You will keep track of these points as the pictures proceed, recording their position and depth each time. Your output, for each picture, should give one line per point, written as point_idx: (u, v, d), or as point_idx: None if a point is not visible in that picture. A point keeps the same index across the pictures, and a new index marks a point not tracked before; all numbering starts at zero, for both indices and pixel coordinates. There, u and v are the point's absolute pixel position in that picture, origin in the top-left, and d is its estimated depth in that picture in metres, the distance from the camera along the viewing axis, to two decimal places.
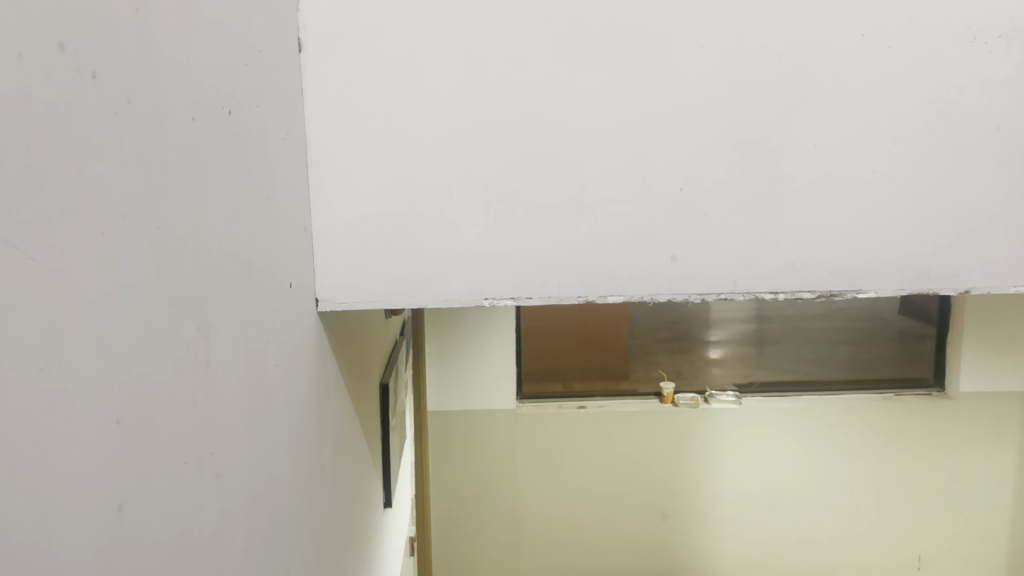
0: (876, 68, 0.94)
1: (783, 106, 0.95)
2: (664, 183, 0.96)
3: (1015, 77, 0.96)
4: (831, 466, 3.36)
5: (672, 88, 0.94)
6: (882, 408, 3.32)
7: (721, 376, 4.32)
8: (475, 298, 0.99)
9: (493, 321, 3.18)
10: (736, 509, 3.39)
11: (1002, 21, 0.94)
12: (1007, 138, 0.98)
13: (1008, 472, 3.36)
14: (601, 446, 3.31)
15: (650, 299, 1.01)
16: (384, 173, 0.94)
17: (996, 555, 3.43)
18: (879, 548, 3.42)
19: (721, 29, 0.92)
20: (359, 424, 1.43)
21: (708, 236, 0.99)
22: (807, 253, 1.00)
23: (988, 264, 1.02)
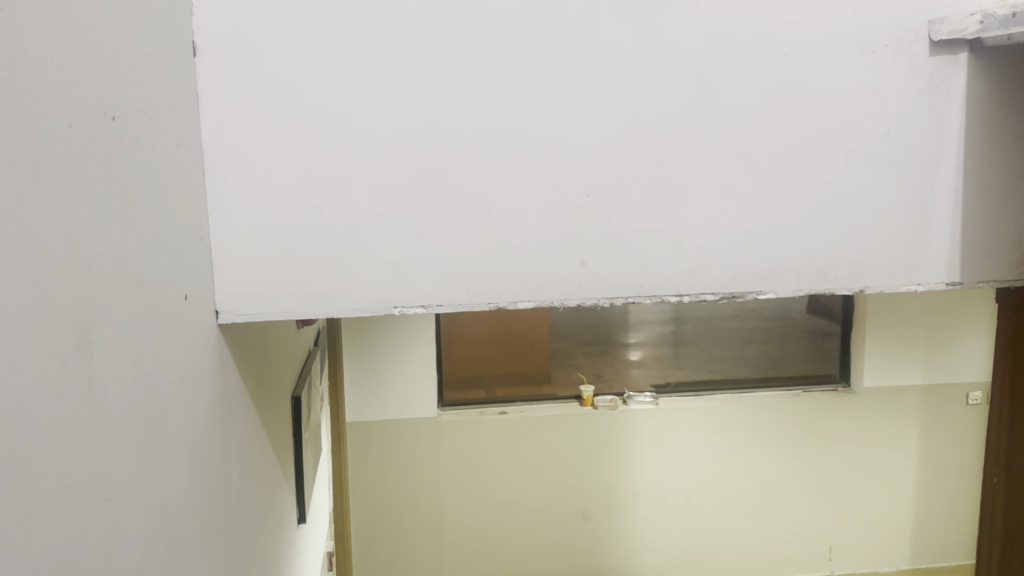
0: (774, 76, 0.97)
1: (687, 114, 0.97)
2: (570, 188, 0.97)
3: (902, 85, 1.00)
4: (746, 463, 3.44)
5: (580, 94, 0.94)
6: (793, 403, 3.42)
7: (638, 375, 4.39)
8: (385, 307, 0.97)
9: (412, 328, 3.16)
10: (656, 509, 3.43)
11: (889, 32, 0.99)
12: (896, 143, 1.02)
13: (911, 464, 3.51)
14: (523, 451, 3.30)
15: (559, 304, 1.00)
16: (286, 180, 0.91)
17: (900, 541, 3.59)
18: (793, 540, 3.53)
19: (624, 37, 0.94)
20: (268, 438, 1.38)
21: (615, 241, 0.99)
22: (710, 257, 1.02)
23: (882, 265, 1.06)
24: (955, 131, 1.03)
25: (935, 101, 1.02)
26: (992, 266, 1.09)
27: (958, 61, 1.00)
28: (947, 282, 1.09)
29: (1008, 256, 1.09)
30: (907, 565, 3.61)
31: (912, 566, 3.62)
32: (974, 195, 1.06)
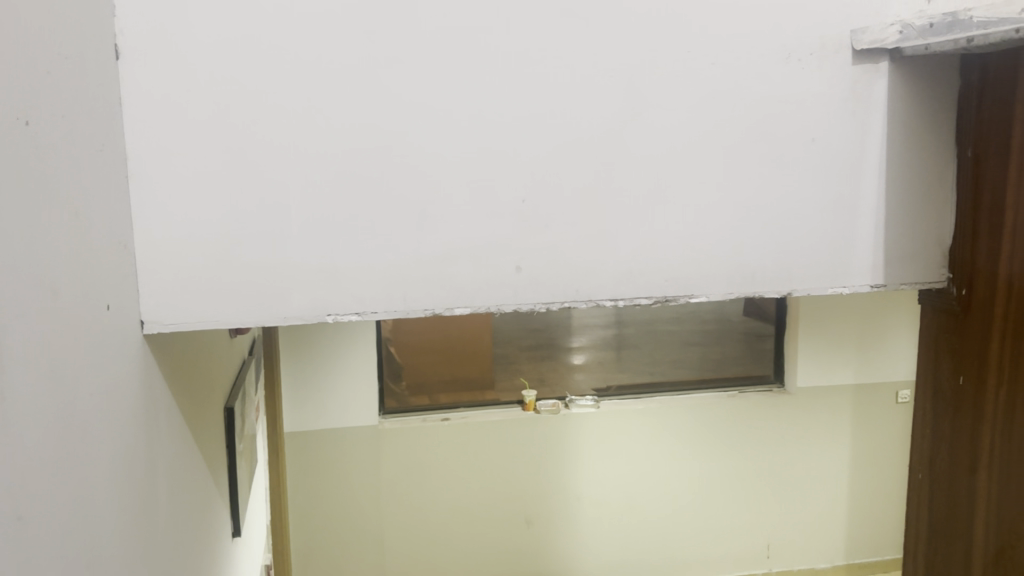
0: (704, 84, 0.99)
1: (621, 121, 0.98)
2: (505, 193, 0.97)
3: (827, 92, 1.03)
4: (686, 464, 3.48)
5: (513, 101, 0.94)
6: (730, 404, 3.48)
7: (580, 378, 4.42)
8: (318, 315, 0.95)
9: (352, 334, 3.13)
10: (598, 512, 3.45)
11: (813, 40, 1.02)
12: (821, 150, 1.05)
13: (843, 462, 3.60)
14: (465, 456, 3.29)
15: (496, 310, 1.00)
16: (215, 186, 0.89)
17: (835, 538, 3.68)
18: (731, 538, 3.58)
19: (557, 43, 0.94)
20: (200, 451, 1.35)
21: (552, 246, 0.99)
22: (644, 263, 1.03)
23: (809, 269, 1.08)
24: (878, 137, 1.07)
25: (858, 109, 1.05)
26: (915, 269, 1.13)
27: (879, 70, 1.04)
28: (871, 284, 1.12)
29: (928, 258, 1.13)
30: (841, 561, 3.70)
31: (845, 562, 3.71)
32: (897, 200, 1.10)
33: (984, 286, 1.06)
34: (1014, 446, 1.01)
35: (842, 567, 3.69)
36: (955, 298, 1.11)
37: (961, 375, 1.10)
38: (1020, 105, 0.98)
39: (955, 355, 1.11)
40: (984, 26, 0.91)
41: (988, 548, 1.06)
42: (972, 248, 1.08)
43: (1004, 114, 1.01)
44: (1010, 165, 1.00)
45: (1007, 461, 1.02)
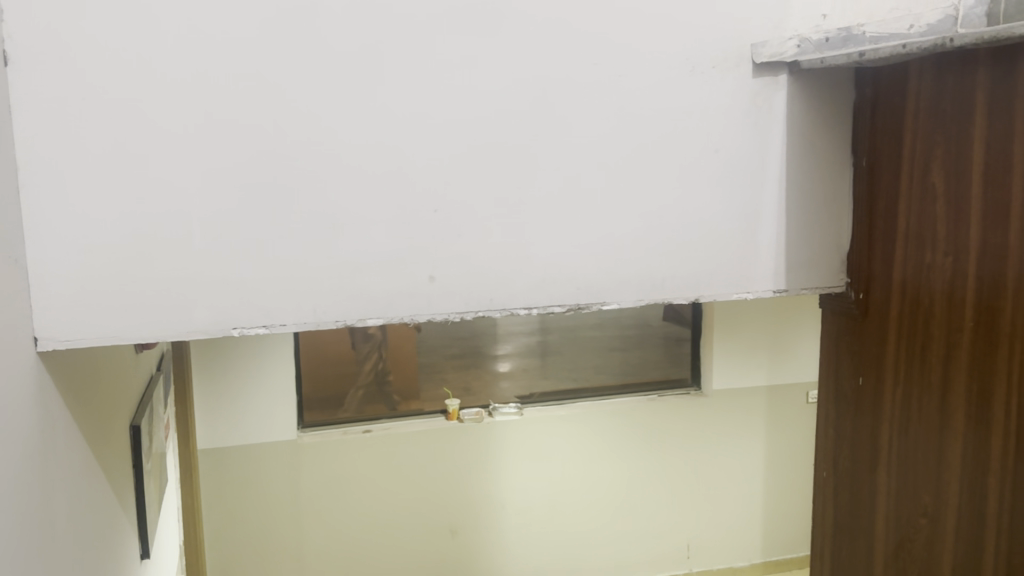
0: (611, 96, 1.01)
1: (531, 131, 0.98)
2: (417, 203, 0.96)
3: (728, 103, 1.06)
4: (608, 469, 3.52)
5: (424, 111, 0.94)
6: (649, 408, 3.53)
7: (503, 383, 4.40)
8: (223, 329, 0.92)
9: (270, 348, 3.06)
10: (521, 520, 3.45)
11: (714, 53, 1.05)
12: (723, 159, 1.08)
13: (757, 462, 3.70)
14: (386, 468, 3.24)
15: (409, 321, 0.99)
16: (115, 197, 0.86)
17: (752, 536, 3.77)
18: (653, 541, 3.63)
19: (468, 53, 0.95)
20: (104, 472, 1.29)
21: (465, 255, 0.99)
22: (557, 271, 1.04)
23: (715, 276, 1.11)
24: (778, 148, 1.11)
25: (759, 120, 1.09)
26: (818, 274, 1.17)
27: (777, 83, 1.08)
28: (775, 289, 1.16)
29: (829, 263, 1.17)
30: (758, 558, 3.80)
31: (763, 560, 3.81)
32: (797, 208, 1.14)
33: (879, 290, 1.11)
34: (910, 443, 1.05)
35: (760, 565, 3.79)
36: (853, 301, 1.16)
37: (861, 375, 1.15)
38: (910, 116, 1.03)
39: (856, 357, 1.15)
40: (875, 41, 0.95)
41: (889, 542, 1.10)
42: (868, 253, 1.13)
43: (895, 125, 1.06)
44: (902, 174, 1.05)
45: (903, 457, 1.07)
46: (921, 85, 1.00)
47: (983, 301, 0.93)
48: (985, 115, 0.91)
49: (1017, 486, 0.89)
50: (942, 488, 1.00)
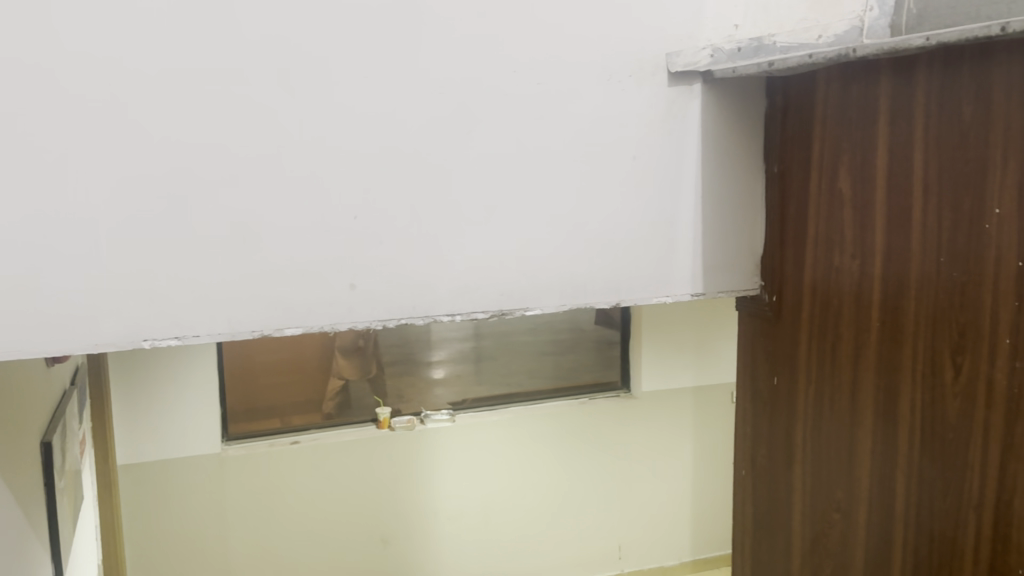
0: (531, 104, 1.02)
1: (452, 137, 0.99)
2: (336, 210, 0.95)
3: (644, 111, 1.09)
4: (542, 474, 3.49)
5: (339, 120, 0.93)
6: (581, 412, 3.51)
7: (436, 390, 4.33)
8: (133, 342, 0.89)
9: (192, 358, 2.96)
10: (454, 528, 3.38)
11: (631, 62, 1.07)
12: (641, 167, 1.10)
13: (687, 462, 3.73)
14: (314, 480, 3.14)
15: (329, 329, 0.98)
16: (15, 205, 0.83)
17: (683, 535, 3.79)
18: (587, 545, 3.61)
19: (384, 58, 0.94)
20: (10, 491, 1.23)
21: (386, 263, 0.98)
22: (479, 277, 1.04)
23: (634, 280, 1.13)
24: (693, 155, 1.14)
25: (674, 127, 1.11)
26: (734, 277, 1.20)
27: (692, 92, 1.11)
28: (693, 292, 1.18)
29: (744, 266, 1.21)
30: (688, 557, 3.82)
31: (692, 557, 3.83)
32: (712, 213, 1.17)
33: (792, 292, 1.14)
34: (823, 440, 1.09)
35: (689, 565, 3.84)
36: (768, 304, 1.19)
37: (776, 375, 1.18)
38: (818, 125, 1.07)
39: (771, 359, 1.19)
40: (785, 51, 0.98)
41: (804, 537, 1.13)
42: (781, 257, 1.17)
43: (803, 131, 1.10)
44: (811, 180, 1.09)
45: (817, 455, 1.10)
46: (828, 93, 1.04)
47: (887, 302, 0.97)
48: (887, 123, 0.95)
49: (922, 479, 0.93)
50: (854, 483, 1.04)
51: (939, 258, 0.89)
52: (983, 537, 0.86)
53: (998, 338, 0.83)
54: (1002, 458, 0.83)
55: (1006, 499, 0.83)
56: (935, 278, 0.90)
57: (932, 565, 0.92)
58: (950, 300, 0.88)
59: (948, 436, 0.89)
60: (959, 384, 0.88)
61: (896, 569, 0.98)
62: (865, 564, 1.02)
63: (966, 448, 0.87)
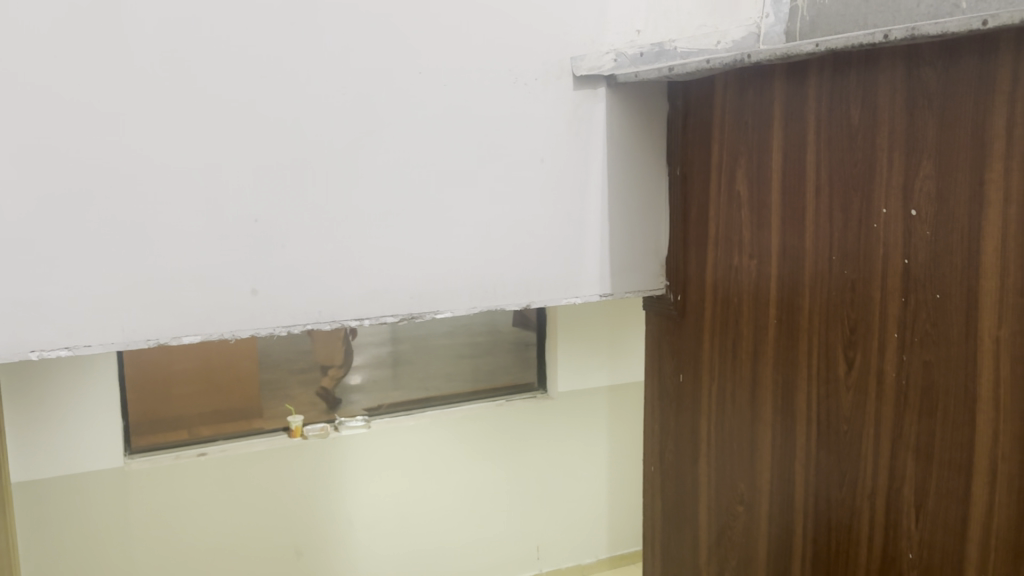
0: (435, 105, 1.02)
1: (356, 140, 0.97)
2: (234, 213, 0.92)
3: (550, 113, 1.10)
4: (473, 474, 3.04)
5: (242, 120, 0.91)
6: (515, 407, 3.09)
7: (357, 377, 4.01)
8: (19, 352, 0.85)
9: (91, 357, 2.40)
10: (375, 539, 2.88)
11: (536, 66, 1.08)
12: (549, 169, 1.12)
13: (625, 454, 3.36)
14: (223, 494, 2.60)
15: (231, 337, 0.95)
16: None
17: (627, 528, 3.42)
18: (523, 547, 3.19)
19: (286, 58, 0.92)
20: None
21: (291, 266, 0.96)
22: (387, 279, 1.03)
23: (542, 281, 1.14)
24: (599, 159, 1.16)
25: (579, 129, 1.13)
26: (639, 278, 1.22)
27: (597, 95, 1.14)
28: (600, 293, 1.20)
29: (650, 267, 1.23)
30: (620, 550, 3.41)
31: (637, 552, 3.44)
32: (616, 214, 1.19)
33: (694, 291, 1.17)
34: (726, 433, 1.12)
35: None
36: (672, 303, 1.22)
37: (681, 372, 1.20)
38: (716, 128, 1.10)
39: (675, 356, 1.21)
40: (685, 56, 1.00)
41: (711, 530, 1.16)
42: (683, 258, 1.20)
43: (703, 133, 1.13)
44: (711, 181, 1.12)
45: (722, 450, 1.13)
46: (726, 98, 1.07)
47: (783, 301, 1.00)
48: (781, 127, 0.98)
49: (818, 470, 0.97)
50: (757, 477, 1.07)
51: (830, 257, 0.93)
52: (877, 524, 0.89)
53: (887, 333, 0.87)
54: (892, 448, 0.87)
55: (897, 488, 0.87)
56: (827, 277, 0.94)
57: (829, 551, 0.96)
58: (841, 297, 0.92)
59: (843, 427, 0.93)
60: (852, 378, 0.92)
61: (796, 558, 1.01)
62: (769, 553, 1.05)
63: (860, 439, 0.91)
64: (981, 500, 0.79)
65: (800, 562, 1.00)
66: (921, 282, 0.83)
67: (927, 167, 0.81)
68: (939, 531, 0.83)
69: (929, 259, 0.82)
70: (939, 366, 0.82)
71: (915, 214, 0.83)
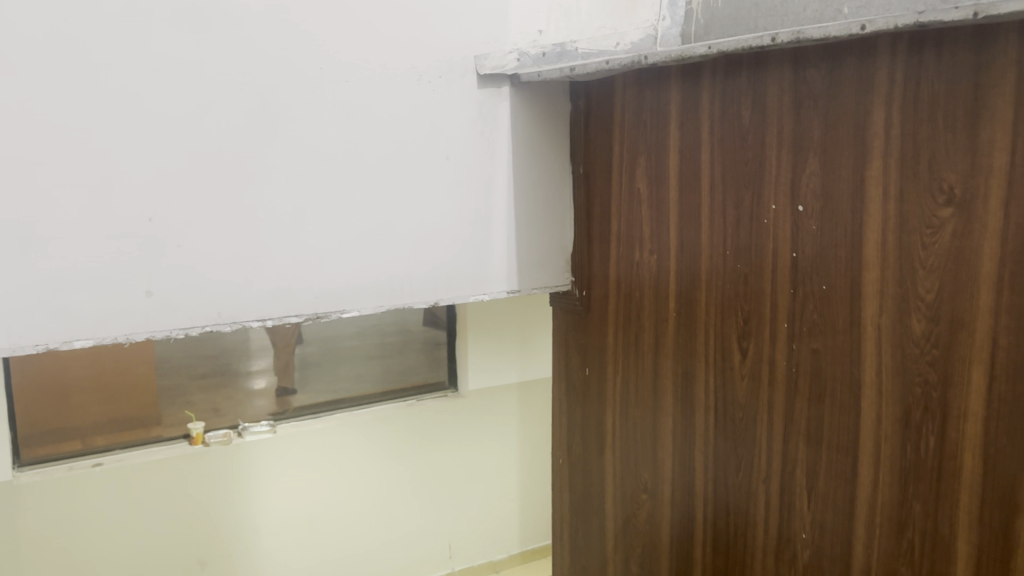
0: (336, 102, 1.01)
1: (255, 139, 0.96)
2: (126, 211, 0.89)
3: (455, 109, 1.11)
4: (380, 475, 3.00)
5: (136, 114, 0.88)
6: (426, 407, 3.07)
7: (258, 377, 3.60)
8: None
9: None
10: (284, 545, 2.82)
11: (440, 63, 1.09)
12: (454, 167, 1.12)
13: (534, 450, 3.39)
14: (121, 504, 2.50)
15: (125, 340, 0.91)
16: None
17: (538, 523, 3.45)
18: (435, 547, 3.18)
19: (183, 52, 0.90)
20: None
21: (189, 266, 0.94)
22: (290, 279, 1.01)
23: (449, 279, 1.14)
24: (505, 156, 1.17)
25: (485, 127, 1.14)
26: (545, 275, 1.24)
27: (501, 94, 1.15)
28: (508, 290, 1.21)
29: (556, 263, 1.25)
30: (529, 545, 3.44)
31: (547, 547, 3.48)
32: (521, 211, 1.21)
33: (599, 286, 1.20)
34: (630, 423, 1.15)
35: None
36: (579, 299, 1.24)
37: (587, 366, 1.23)
38: (616, 126, 1.13)
39: (582, 351, 1.24)
40: (586, 57, 1.02)
41: (617, 518, 1.19)
42: (588, 254, 1.23)
43: (604, 131, 1.16)
44: (613, 179, 1.15)
45: (626, 440, 1.16)
46: (625, 98, 1.10)
47: (681, 295, 1.04)
48: (678, 126, 1.02)
49: (716, 456, 1.01)
50: (659, 466, 1.10)
51: (725, 251, 0.97)
52: (771, 505, 0.94)
53: (777, 323, 0.91)
54: (784, 433, 0.91)
55: (789, 471, 0.91)
56: (722, 270, 0.98)
57: (726, 533, 1.00)
58: (735, 289, 0.96)
59: (738, 414, 0.97)
60: (746, 367, 0.96)
61: (696, 541, 1.05)
62: (671, 539, 1.09)
63: (754, 425, 0.95)
64: (865, 479, 0.83)
65: (699, 546, 1.04)
66: (807, 274, 0.87)
67: (813, 164, 0.85)
68: (828, 511, 0.88)
69: (816, 253, 0.86)
70: (825, 354, 0.86)
71: (802, 210, 0.87)
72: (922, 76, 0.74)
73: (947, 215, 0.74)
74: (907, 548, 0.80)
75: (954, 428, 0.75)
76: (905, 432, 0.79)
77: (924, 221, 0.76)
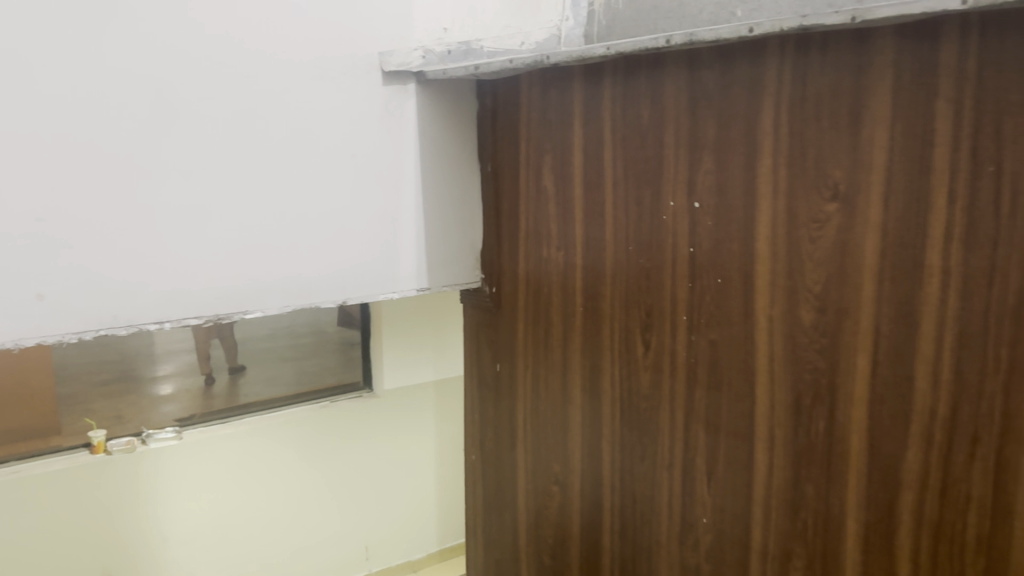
0: (236, 98, 0.99)
1: (151, 135, 0.93)
2: (15, 208, 0.85)
3: (359, 107, 1.10)
4: (294, 478, 2.95)
5: (21, 108, 0.84)
6: (341, 408, 3.03)
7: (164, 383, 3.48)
8: None
9: None
10: (193, 553, 2.74)
11: (343, 60, 1.08)
12: (359, 164, 1.11)
13: (449, 447, 3.39)
14: (17, 517, 2.38)
15: (13, 346, 0.87)
16: None
17: (453, 520, 3.45)
18: (351, 549, 3.14)
19: (74, 44, 0.86)
20: None
21: (81, 266, 0.90)
22: (190, 279, 0.99)
23: (356, 278, 1.14)
24: (412, 154, 1.17)
25: (392, 124, 1.14)
26: (454, 272, 1.25)
27: (406, 91, 1.15)
28: (416, 288, 1.21)
29: (465, 260, 1.26)
30: (444, 542, 3.44)
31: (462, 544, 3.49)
32: (429, 208, 1.21)
33: (509, 283, 1.21)
34: (540, 417, 1.17)
35: None
36: (489, 296, 1.25)
37: (498, 362, 1.24)
38: (523, 123, 1.14)
39: (493, 346, 1.25)
40: (491, 55, 1.03)
41: (530, 510, 1.20)
42: (498, 251, 1.24)
43: (511, 129, 1.17)
44: (520, 176, 1.16)
45: (537, 433, 1.17)
46: (531, 95, 1.11)
47: (587, 290, 1.06)
48: (581, 125, 1.04)
49: (623, 446, 1.03)
50: (569, 458, 1.12)
51: (627, 246, 0.99)
52: (675, 492, 0.97)
53: (678, 315, 0.94)
54: (686, 421, 0.95)
55: (691, 458, 0.94)
56: (625, 265, 1.00)
57: (634, 520, 1.03)
58: (638, 284, 0.99)
59: (643, 404, 1.00)
60: (649, 358, 0.98)
61: (605, 529, 1.07)
62: (581, 528, 1.11)
63: (657, 415, 0.98)
64: (761, 464, 0.87)
65: (608, 533, 1.07)
66: (705, 267, 0.90)
67: (708, 162, 0.88)
68: (728, 495, 0.91)
69: (712, 247, 0.89)
70: (722, 345, 0.89)
71: (698, 206, 0.90)
72: (808, 77, 0.78)
73: (832, 210, 0.77)
74: (801, 528, 0.84)
75: (842, 412, 0.79)
76: (797, 417, 0.83)
77: (812, 216, 0.79)
